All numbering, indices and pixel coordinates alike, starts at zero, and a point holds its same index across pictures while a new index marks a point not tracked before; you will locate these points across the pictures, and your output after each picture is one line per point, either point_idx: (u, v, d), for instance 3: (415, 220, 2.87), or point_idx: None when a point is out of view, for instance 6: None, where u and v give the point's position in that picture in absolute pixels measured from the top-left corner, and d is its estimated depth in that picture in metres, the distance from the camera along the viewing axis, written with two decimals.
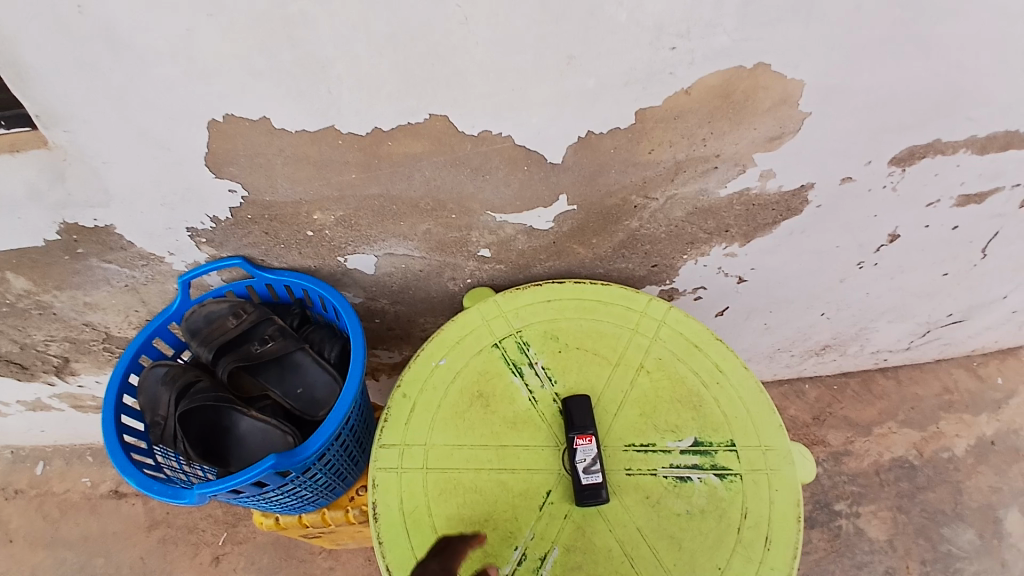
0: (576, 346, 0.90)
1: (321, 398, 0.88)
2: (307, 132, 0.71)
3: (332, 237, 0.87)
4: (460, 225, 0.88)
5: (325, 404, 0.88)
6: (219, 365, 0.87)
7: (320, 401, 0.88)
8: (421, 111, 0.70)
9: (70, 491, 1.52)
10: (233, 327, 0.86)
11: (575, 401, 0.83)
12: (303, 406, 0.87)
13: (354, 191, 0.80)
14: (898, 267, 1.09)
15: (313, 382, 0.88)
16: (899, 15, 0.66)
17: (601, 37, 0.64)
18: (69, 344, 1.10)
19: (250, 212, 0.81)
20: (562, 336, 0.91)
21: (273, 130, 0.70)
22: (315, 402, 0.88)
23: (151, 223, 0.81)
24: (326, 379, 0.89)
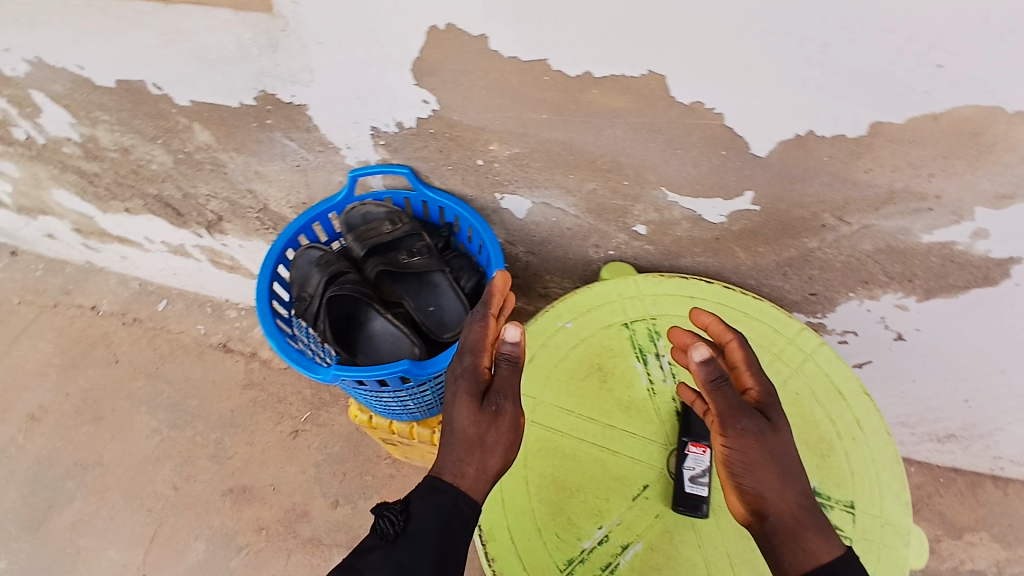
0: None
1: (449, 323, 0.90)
2: (517, 61, 0.68)
3: (498, 171, 0.86)
4: (627, 194, 0.84)
5: (452, 329, 0.89)
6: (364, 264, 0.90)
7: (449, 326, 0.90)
8: (641, 66, 0.66)
9: (184, 333, 1.68)
10: (388, 233, 0.88)
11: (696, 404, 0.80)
12: (430, 324, 0.89)
13: (537, 132, 0.77)
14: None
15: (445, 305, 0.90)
16: None
17: (876, 29, 0.57)
18: (227, 206, 1.17)
19: (434, 127, 0.81)
20: None
21: (485, 51, 0.68)
22: (442, 325, 0.90)
23: (341, 114, 0.83)
24: (459, 307, 0.90)
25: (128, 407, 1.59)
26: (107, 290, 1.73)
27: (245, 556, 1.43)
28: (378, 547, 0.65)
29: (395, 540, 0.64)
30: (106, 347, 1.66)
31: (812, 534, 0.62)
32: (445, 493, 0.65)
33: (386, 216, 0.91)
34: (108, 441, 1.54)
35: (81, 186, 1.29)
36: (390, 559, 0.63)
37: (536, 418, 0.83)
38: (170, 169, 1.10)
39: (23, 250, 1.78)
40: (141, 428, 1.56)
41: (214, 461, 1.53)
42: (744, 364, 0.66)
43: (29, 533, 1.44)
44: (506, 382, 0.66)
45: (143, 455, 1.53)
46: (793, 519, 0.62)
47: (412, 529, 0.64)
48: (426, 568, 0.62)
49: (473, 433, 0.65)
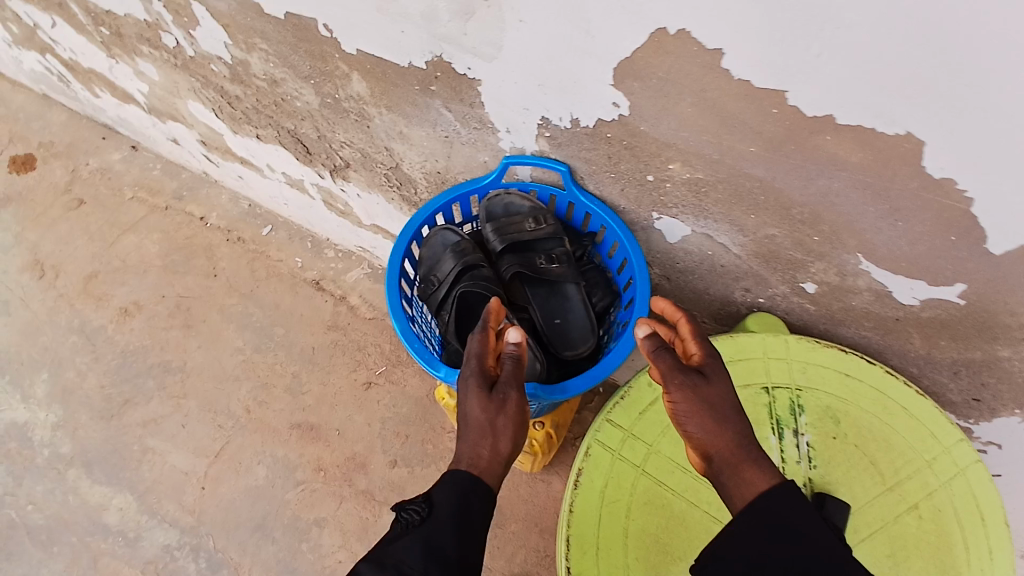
0: (852, 442, 0.83)
1: (574, 341, 0.88)
2: (746, 85, 0.58)
3: (668, 192, 0.77)
4: (812, 249, 0.75)
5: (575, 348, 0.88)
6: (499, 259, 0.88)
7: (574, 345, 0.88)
8: (900, 125, 0.54)
9: (283, 262, 1.68)
10: (530, 233, 0.84)
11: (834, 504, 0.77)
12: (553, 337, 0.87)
13: (733, 162, 0.68)
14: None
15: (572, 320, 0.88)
16: None
17: None
18: (359, 156, 1.14)
19: (613, 132, 0.72)
20: (845, 423, 0.83)
21: (711, 66, 0.58)
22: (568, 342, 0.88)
23: (512, 98, 0.76)
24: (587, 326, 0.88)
25: (218, 321, 1.61)
26: (217, 204, 1.74)
27: (301, 491, 1.44)
28: (406, 532, 0.63)
29: (423, 523, 0.63)
30: (206, 257, 1.68)
31: (753, 466, 0.58)
32: (459, 474, 0.67)
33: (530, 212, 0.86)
34: (195, 347, 1.58)
35: (218, 104, 1.29)
36: (418, 538, 0.62)
37: (647, 467, 0.77)
38: (313, 110, 1.08)
39: (144, 147, 1.79)
40: (227, 344, 1.58)
41: (288, 393, 1.54)
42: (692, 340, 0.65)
43: (102, 421, 1.49)
44: (510, 374, 0.71)
45: (224, 372, 1.55)
46: (732, 453, 0.59)
47: (439, 511, 0.64)
48: (452, 540, 0.62)
49: (484, 419, 0.69)
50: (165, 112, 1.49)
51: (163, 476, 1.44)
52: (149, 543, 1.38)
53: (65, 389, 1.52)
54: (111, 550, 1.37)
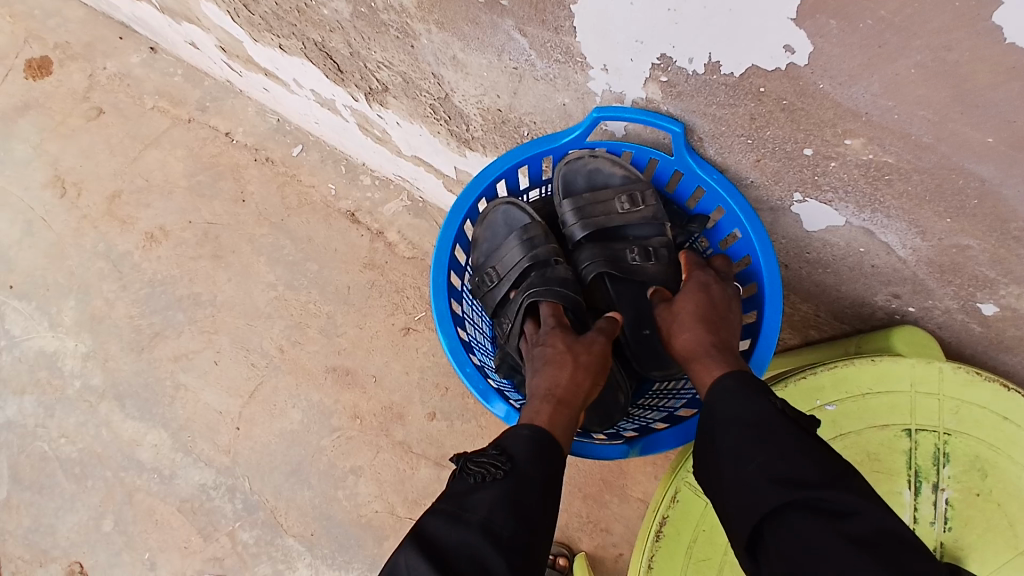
0: (996, 501, 0.64)
1: (660, 354, 0.77)
2: (1015, 56, 0.39)
3: (829, 171, 0.55)
4: (1013, 271, 0.56)
5: (662, 364, 0.78)
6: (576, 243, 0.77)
7: (661, 359, 0.78)
8: None
9: (315, 189, 1.45)
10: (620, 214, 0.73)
11: None
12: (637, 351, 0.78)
13: (949, 149, 0.47)
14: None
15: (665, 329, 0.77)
16: None
17: None
18: (399, 81, 0.93)
19: (770, 87, 0.50)
20: (993, 477, 0.64)
21: (977, 19, 0.38)
22: (654, 356, 0.78)
23: (621, 25, 0.53)
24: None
25: (249, 255, 1.43)
26: (243, 118, 1.49)
27: (336, 439, 1.35)
28: (483, 487, 0.56)
29: (505, 478, 0.56)
30: (233, 180, 1.47)
31: (702, 361, 0.64)
32: (523, 430, 0.61)
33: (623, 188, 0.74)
34: (225, 281, 1.43)
35: (233, 7, 1.07)
36: (503, 495, 0.55)
37: None
38: (344, 20, 0.85)
39: (164, 48, 1.53)
40: (258, 280, 1.42)
41: (322, 334, 1.39)
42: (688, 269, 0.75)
43: (132, 353, 1.41)
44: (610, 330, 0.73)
45: (255, 309, 1.41)
46: (689, 353, 0.66)
47: (520, 469, 0.57)
48: (538, 499, 0.56)
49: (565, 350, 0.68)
50: (179, 13, 1.27)
51: (197, 415, 1.37)
52: (184, 481, 1.35)
53: (94, 316, 1.43)
54: (146, 486, 1.35)
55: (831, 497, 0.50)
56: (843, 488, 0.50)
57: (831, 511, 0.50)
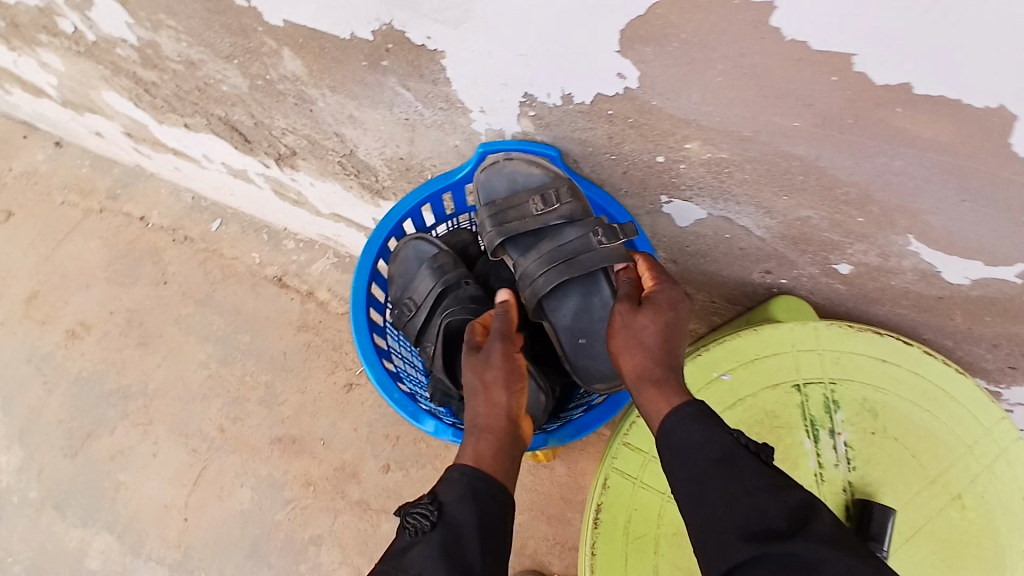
0: (892, 436, 0.72)
1: (598, 364, 0.77)
2: (802, 49, 0.46)
3: (681, 173, 0.64)
4: (853, 231, 0.63)
5: (601, 376, 0.77)
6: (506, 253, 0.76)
7: (600, 371, 0.77)
8: (993, 96, 0.44)
9: (238, 260, 1.44)
10: (543, 218, 0.71)
11: (882, 509, 0.68)
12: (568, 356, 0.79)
13: (770, 141, 0.55)
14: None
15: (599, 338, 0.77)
16: None
17: None
18: (304, 143, 0.98)
19: (616, 108, 0.59)
20: (882, 415, 0.72)
21: (759, 25, 0.45)
22: (591, 368, 0.78)
23: (486, 70, 0.61)
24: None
25: (178, 337, 1.40)
26: (157, 200, 1.49)
27: (291, 510, 1.31)
28: (416, 542, 0.56)
29: (434, 529, 0.56)
30: (153, 264, 1.45)
31: (653, 388, 0.62)
32: (454, 473, 0.61)
33: (541, 186, 0.71)
34: (156, 367, 1.39)
35: (135, 94, 1.09)
36: (435, 547, 0.55)
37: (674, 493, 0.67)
38: (243, 94, 0.90)
39: (69, 142, 1.51)
40: (190, 361, 1.39)
41: (263, 405, 1.36)
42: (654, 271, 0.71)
43: (67, 458, 1.34)
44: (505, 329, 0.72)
45: (190, 390, 1.37)
46: (637, 371, 0.64)
47: (450, 515, 0.58)
48: (478, 558, 0.55)
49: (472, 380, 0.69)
50: (81, 105, 1.27)
51: (141, 511, 1.31)
52: None
53: (22, 424, 1.36)
54: None
55: (799, 550, 0.50)
56: (811, 539, 0.50)
57: (800, 566, 0.49)
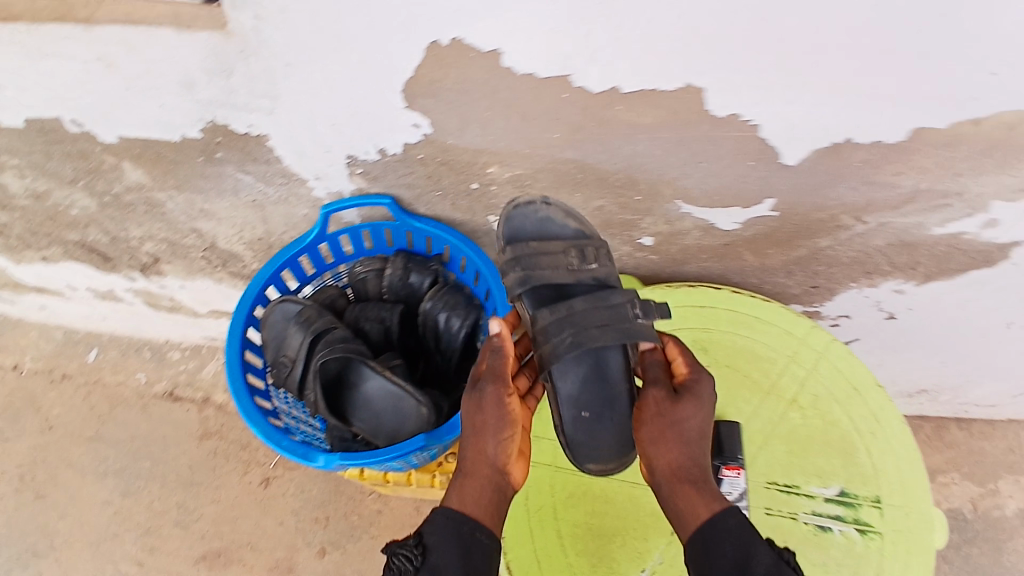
0: (725, 364, 0.86)
1: (595, 444, 0.68)
2: (532, 78, 0.58)
3: (493, 194, 0.77)
4: (637, 208, 0.78)
5: (597, 456, 0.68)
6: (520, 304, 0.71)
7: (597, 452, 0.68)
8: (679, 79, 0.56)
9: (123, 384, 1.38)
10: (576, 269, 0.71)
11: (725, 423, 0.82)
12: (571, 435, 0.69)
13: (546, 152, 0.68)
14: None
15: (606, 427, 0.69)
16: None
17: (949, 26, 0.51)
18: (165, 246, 1.02)
19: (424, 152, 0.71)
20: (711, 349, 0.87)
21: (497, 67, 0.58)
22: (588, 445, 0.69)
23: (310, 140, 0.72)
24: (618, 427, 0.69)
25: (73, 481, 1.32)
26: (24, 344, 1.42)
27: None
28: None
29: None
30: (31, 411, 1.37)
31: (695, 491, 0.58)
32: (438, 515, 0.57)
33: (570, 236, 0.73)
34: (56, 519, 1.30)
35: None
36: None
37: (559, 462, 0.77)
38: (94, 213, 0.94)
39: None
40: (91, 504, 1.30)
41: (179, 527, 1.29)
42: (680, 353, 0.66)
43: None
44: (498, 366, 0.65)
45: (96, 532, 1.29)
46: (675, 468, 0.59)
47: (434, 560, 0.55)
48: None
49: (474, 423, 0.62)
50: None
51: None
52: None
53: None
54: None
55: None
56: None
57: None
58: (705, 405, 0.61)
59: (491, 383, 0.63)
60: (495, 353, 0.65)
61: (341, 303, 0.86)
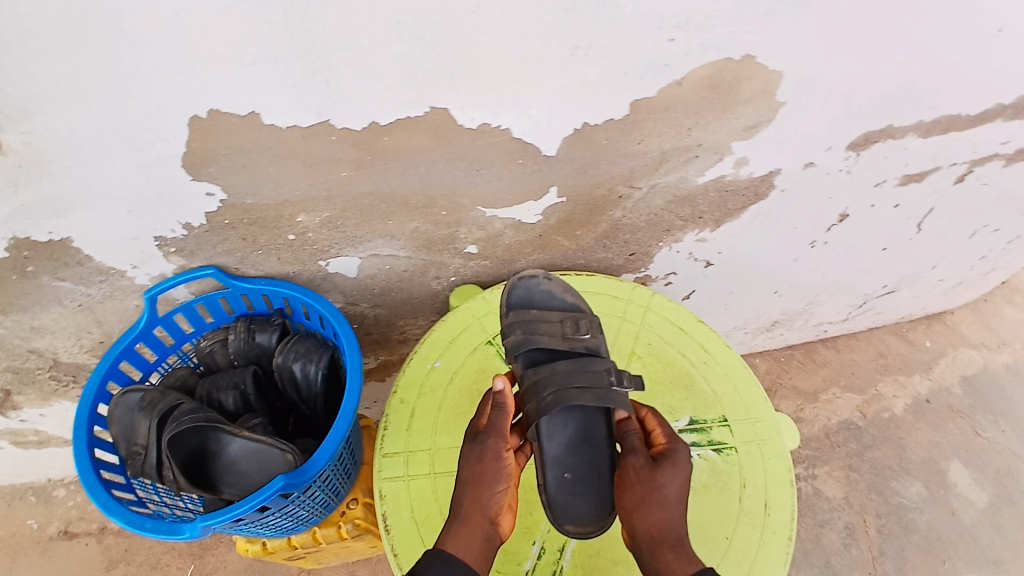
0: None
1: (575, 504, 0.78)
2: (298, 128, 0.66)
3: (313, 240, 0.83)
4: (448, 222, 0.86)
5: (575, 515, 0.78)
6: (516, 363, 0.84)
7: (576, 512, 0.78)
8: (421, 105, 0.66)
9: (15, 535, 1.28)
10: (571, 336, 0.84)
11: None
12: (553, 503, 0.78)
13: (343, 190, 0.75)
14: (897, 202, 1.08)
15: (582, 499, 0.79)
16: (873, 14, 0.70)
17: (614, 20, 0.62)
18: (12, 373, 0.96)
19: (228, 218, 0.75)
20: None
21: (260, 126, 0.64)
22: (569, 504, 0.78)
23: (112, 232, 0.74)
24: (595, 489, 0.79)
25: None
26: None
27: None
28: None
29: None
30: None
31: (670, 552, 0.70)
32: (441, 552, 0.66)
33: (573, 312, 0.87)
34: None
35: None
36: None
37: (437, 467, 0.81)
38: None
39: None
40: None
41: None
42: (660, 428, 0.80)
43: None
44: (500, 426, 0.77)
45: None
46: (653, 534, 0.71)
47: None
48: None
49: (476, 471, 0.74)
50: None
51: None
52: None
53: None
54: None
55: None
56: None
57: None
58: (682, 469, 0.74)
59: (490, 435, 0.76)
60: (499, 410, 0.77)
61: (192, 381, 0.86)
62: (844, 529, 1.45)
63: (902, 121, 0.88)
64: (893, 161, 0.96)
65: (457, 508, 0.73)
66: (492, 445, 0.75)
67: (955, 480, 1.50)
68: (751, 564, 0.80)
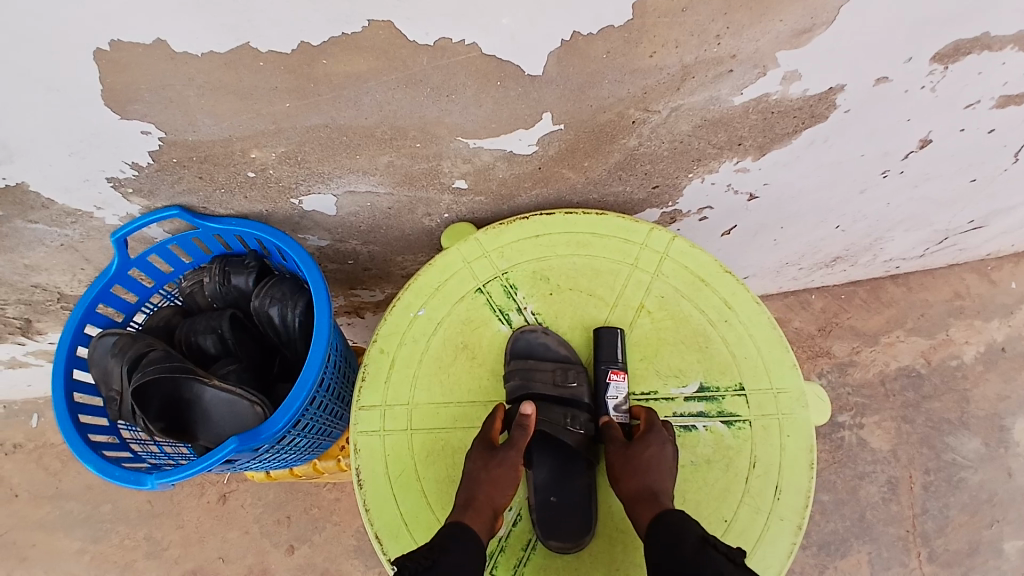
0: (569, 288, 0.82)
1: (562, 527, 0.73)
2: (217, 56, 0.55)
3: (278, 177, 0.74)
4: (426, 155, 0.74)
5: (561, 533, 0.73)
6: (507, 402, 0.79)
7: (564, 530, 0.73)
8: (358, 19, 0.53)
9: None
10: (558, 385, 0.79)
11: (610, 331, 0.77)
12: (541, 523, 0.73)
13: (291, 123, 0.65)
14: (993, 127, 0.85)
15: (570, 522, 0.73)
16: None
17: None
18: (25, 306, 1.01)
19: (175, 156, 0.68)
20: (553, 276, 0.82)
21: (173, 54, 0.55)
22: (555, 525, 0.73)
23: (63, 176, 0.69)
24: (583, 512, 0.73)
25: (50, 536, 1.38)
26: None
27: None
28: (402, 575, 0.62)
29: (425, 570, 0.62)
30: None
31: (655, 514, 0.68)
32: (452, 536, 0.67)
33: (563, 359, 0.80)
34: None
35: None
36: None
37: (414, 424, 0.77)
38: None
39: None
40: (69, 552, 1.38)
41: (153, 557, 1.37)
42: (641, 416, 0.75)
43: None
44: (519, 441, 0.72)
45: None
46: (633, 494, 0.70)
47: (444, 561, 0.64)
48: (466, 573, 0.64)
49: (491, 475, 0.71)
50: None
51: None
52: None
53: None
54: None
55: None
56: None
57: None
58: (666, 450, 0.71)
59: (510, 450, 0.72)
60: (518, 429, 0.73)
61: (176, 321, 0.87)
62: (886, 483, 1.33)
63: (1007, 26, 0.66)
64: (991, 78, 0.75)
65: (470, 498, 0.70)
66: (511, 457, 0.71)
67: (1019, 439, 1.34)
68: (750, 549, 0.72)
